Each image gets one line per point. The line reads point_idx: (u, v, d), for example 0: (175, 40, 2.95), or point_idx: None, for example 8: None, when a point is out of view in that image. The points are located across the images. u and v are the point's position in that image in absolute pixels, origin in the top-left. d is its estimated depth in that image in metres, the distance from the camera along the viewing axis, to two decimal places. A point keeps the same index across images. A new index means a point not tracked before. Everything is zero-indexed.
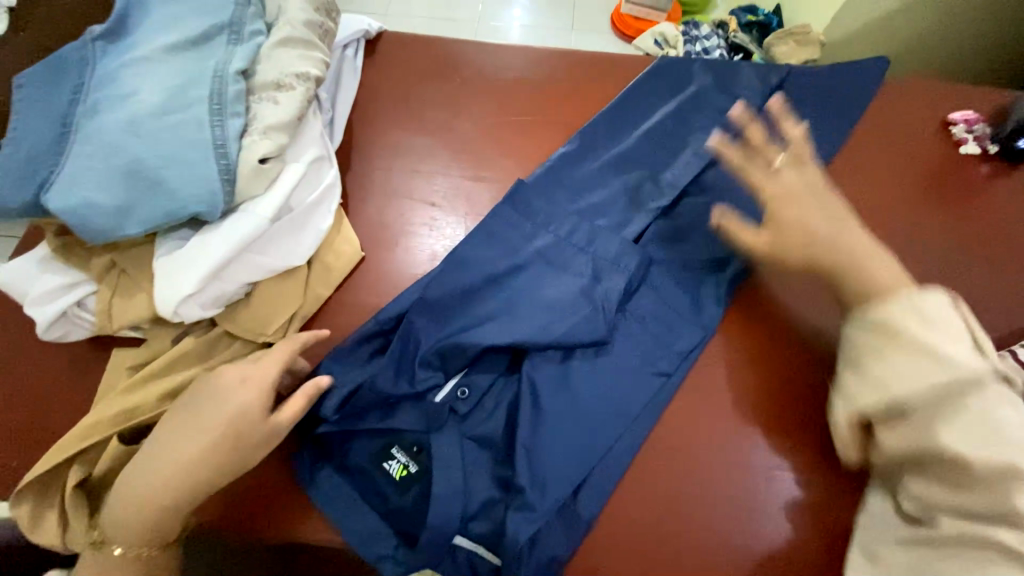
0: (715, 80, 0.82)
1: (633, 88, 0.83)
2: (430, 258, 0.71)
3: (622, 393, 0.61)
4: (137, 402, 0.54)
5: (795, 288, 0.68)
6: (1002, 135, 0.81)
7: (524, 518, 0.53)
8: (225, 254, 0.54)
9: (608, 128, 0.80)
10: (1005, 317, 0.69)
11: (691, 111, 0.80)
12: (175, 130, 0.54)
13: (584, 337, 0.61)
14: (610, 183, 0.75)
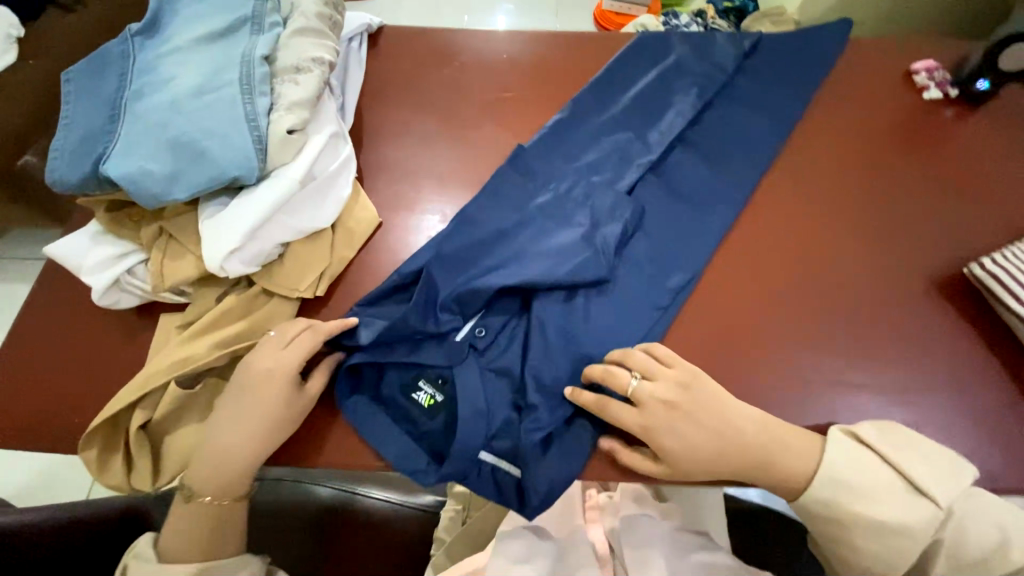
0: (692, 46, 0.89)
1: (616, 61, 0.89)
2: (440, 219, 0.78)
3: (623, 325, 0.68)
4: (190, 352, 0.60)
5: (771, 227, 0.76)
6: (960, 79, 0.87)
7: (535, 427, 0.61)
8: (262, 214, 0.60)
9: (599, 95, 0.87)
10: (973, 239, 0.75)
11: (672, 77, 0.87)
12: (212, 107, 0.61)
13: (586, 276, 0.67)
14: (602, 144, 0.81)
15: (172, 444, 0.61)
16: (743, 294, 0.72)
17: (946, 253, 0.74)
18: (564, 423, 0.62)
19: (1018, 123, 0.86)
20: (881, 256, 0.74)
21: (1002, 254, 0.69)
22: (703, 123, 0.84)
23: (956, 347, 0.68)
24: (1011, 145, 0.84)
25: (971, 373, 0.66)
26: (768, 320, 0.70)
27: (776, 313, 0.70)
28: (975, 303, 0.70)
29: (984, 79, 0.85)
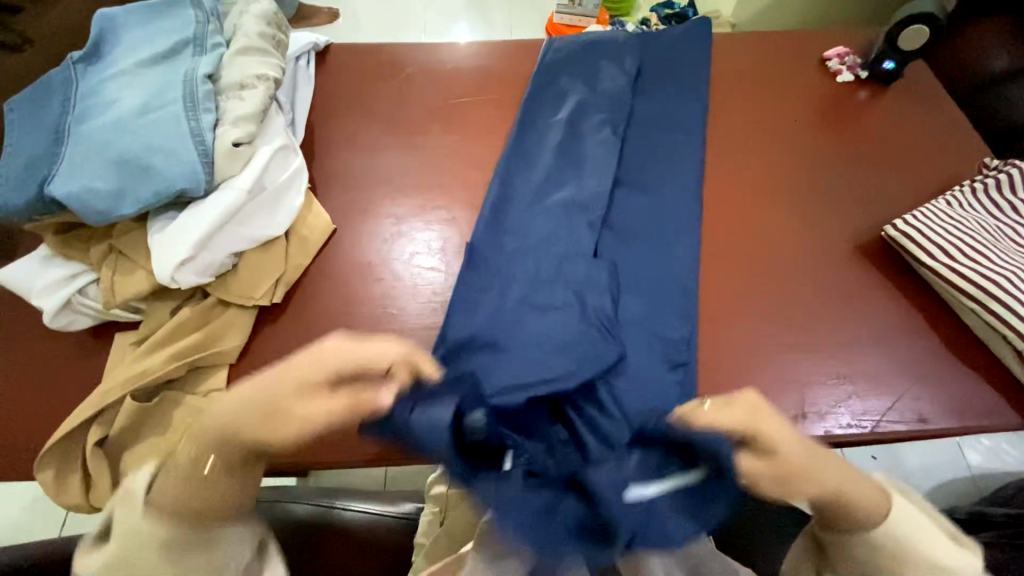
0: (586, 85, 0.90)
1: (522, 117, 0.87)
2: (416, 267, 0.76)
3: (655, 392, 0.63)
4: (147, 367, 0.61)
5: (742, 279, 0.75)
6: (868, 62, 0.95)
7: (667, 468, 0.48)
8: (212, 224, 0.62)
9: (519, 149, 0.84)
10: (889, 205, 0.82)
11: (586, 111, 0.87)
12: (156, 125, 0.62)
13: (600, 366, 0.61)
14: (551, 215, 0.77)
15: (131, 461, 0.61)
16: (717, 329, 0.71)
17: (866, 219, 0.81)
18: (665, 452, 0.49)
19: (923, 99, 0.94)
20: (809, 227, 0.80)
21: (913, 214, 0.75)
22: (629, 160, 0.83)
23: (882, 303, 0.73)
24: (919, 119, 0.92)
25: (897, 326, 0.71)
26: (750, 341, 0.70)
27: (764, 345, 0.70)
28: (895, 262, 0.76)
29: (888, 59, 0.93)
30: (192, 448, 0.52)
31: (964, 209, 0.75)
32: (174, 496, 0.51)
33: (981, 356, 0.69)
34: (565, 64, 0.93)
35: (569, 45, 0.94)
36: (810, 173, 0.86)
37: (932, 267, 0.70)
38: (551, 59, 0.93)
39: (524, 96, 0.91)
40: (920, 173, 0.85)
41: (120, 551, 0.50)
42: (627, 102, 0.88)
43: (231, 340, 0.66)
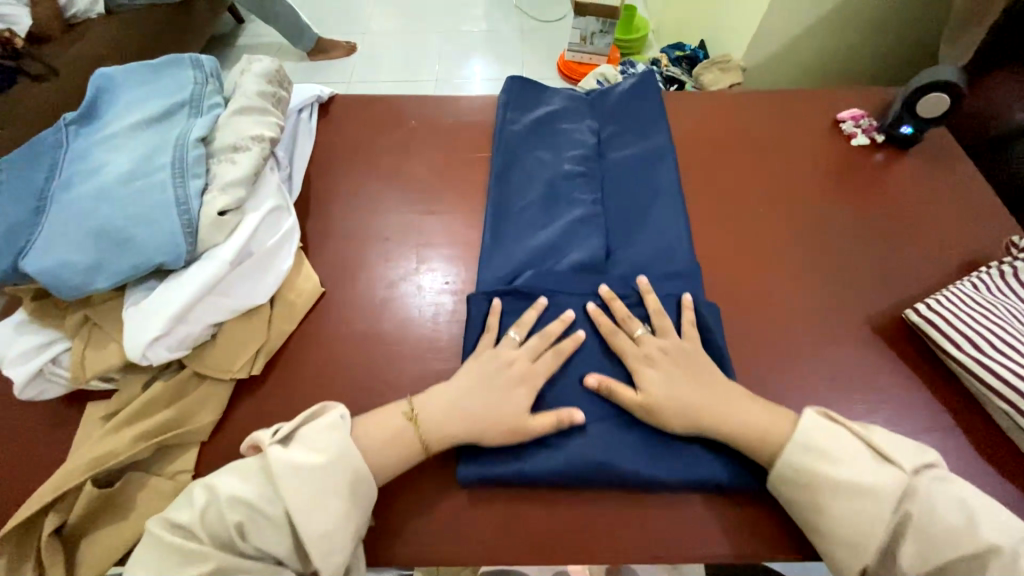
0: (555, 163, 0.87)
1: (494, 197, 0.83)
2: (437, 305, 0.75)
3: (698, 447, 0.61)
4: (110, 447, 0.57)
5: (755, 337, 0.72)
6: (885, 126, 0.92)
7: (686, 464, 0.60)
8: (189, 298, 0.59)
9: (505, 219, 0.81)
10: (909, 283, 0.77)
11: (559, 188, 0.84)
12: (141, 194, 0.61)
13: (644, 462, 0.60)
14: (563, 297, 0.71)
15: (88, 550, 0.56)
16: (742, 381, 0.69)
17: (885, 296, 0.76)
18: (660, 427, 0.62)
19: (944, 167, 0.90)
20: (823, 303, 0.75)
21: (935, 298, 0.70)
22: (624, 224, 0.81)
23: (904, 394, 0.68)
24: (940, 188, 0.87)
25: (920, 421, 0.66)
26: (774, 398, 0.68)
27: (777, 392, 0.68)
28: (917, 346, 0.71)
29: (906, 125, 0.90)
30: (337, 470, 0.55)
31: (991, 294, 0.71)
32: (302, 505, 0.53)
33: (1016, 458, 0.63)
34: (521, 141, 0.90)
35: (522, 119, 0.93)
36: (824, 243, 0.81)
37: (958, 358, 0.65)
38: (510, 138, 0.90)
39: (489, 177, 0.86)
40: (942, 247, 0.80)
41: (225, 509, 0.52)
42: (597, 174, 0.86)
43: (206, 415, 0.63)
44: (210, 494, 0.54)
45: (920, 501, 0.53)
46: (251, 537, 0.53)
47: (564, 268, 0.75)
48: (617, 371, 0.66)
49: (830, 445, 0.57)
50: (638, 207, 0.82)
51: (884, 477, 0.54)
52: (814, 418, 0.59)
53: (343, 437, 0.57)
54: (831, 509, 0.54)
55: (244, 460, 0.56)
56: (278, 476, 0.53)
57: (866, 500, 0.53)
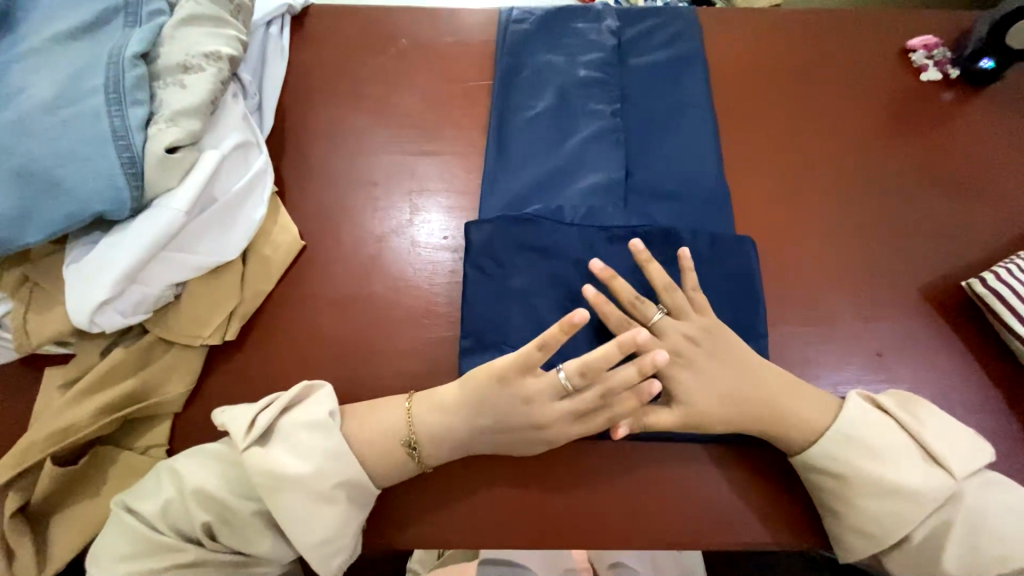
0: (568, 69, 0.77)
1: (498, 111, 0.74)
2: (437, 249, 0.67)
3: None
4: (68, 422, 0.51)
5: (794, 308, 0.64)
6: (962, 58, 0.78)
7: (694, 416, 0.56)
8: (140, 255, 0.50)
9: (512, 144, 0.72)
10: (970, 247, 0.67)
11: (572, 96, 0.75)
12: (68, 125, 0.50)
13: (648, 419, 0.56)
14: (572, 228, 0.63)
15: (61, 528, 0.52)
16: (773, 348, 0.61)
17: (943, 261, 0.66)
18: None
19: (1023, 109, 0.77)
20: (872, 268, 0.66)
21: (1004, 267, 0.61)
22: (647, 164, 0.70)
23: (955, 374, 0.60)
24: (1016, 136, 0.75)
25: (969, 405, 0.59)
26: (808, 366, 0.61)
27: (805, 347, 0.62)
28: (973, 321, 0.63)
29: (988, 57, 0.76)
30: (326, 478, 0.49)
31: None
32: (289, 512, 0.48)
33: None
34: (531, 42, 0.80)
35: (532, 17, 0.81)
36: (878, 198, 0.70)
37: (1023, 337, 0.58)
38: (519, 40, 0.80)
39: (493, 84, 0.77)
40: (1013, 207, 0.70)
41: (192, 505, 0.48)
42: (617, 81, 0.76)
43: (175, 385, 0.56)
44: (179, 487, 0.49)
45: (971, 508, 0.48)
46: (226, 534, 0.48)
47: (572, 190, 0.68)
48: None
49: (870, 428, 0.52)
50: (668, 151, 0.71)
51: (934, 480, 0.49)
52: (860, 408, 0.53)
53: (334, 441, 0.50)
54: (865, 502, 0.50)
55: (217, 448, 0.51)
56: (260, 481, 0.48)
57: (901, 500, 0.49)
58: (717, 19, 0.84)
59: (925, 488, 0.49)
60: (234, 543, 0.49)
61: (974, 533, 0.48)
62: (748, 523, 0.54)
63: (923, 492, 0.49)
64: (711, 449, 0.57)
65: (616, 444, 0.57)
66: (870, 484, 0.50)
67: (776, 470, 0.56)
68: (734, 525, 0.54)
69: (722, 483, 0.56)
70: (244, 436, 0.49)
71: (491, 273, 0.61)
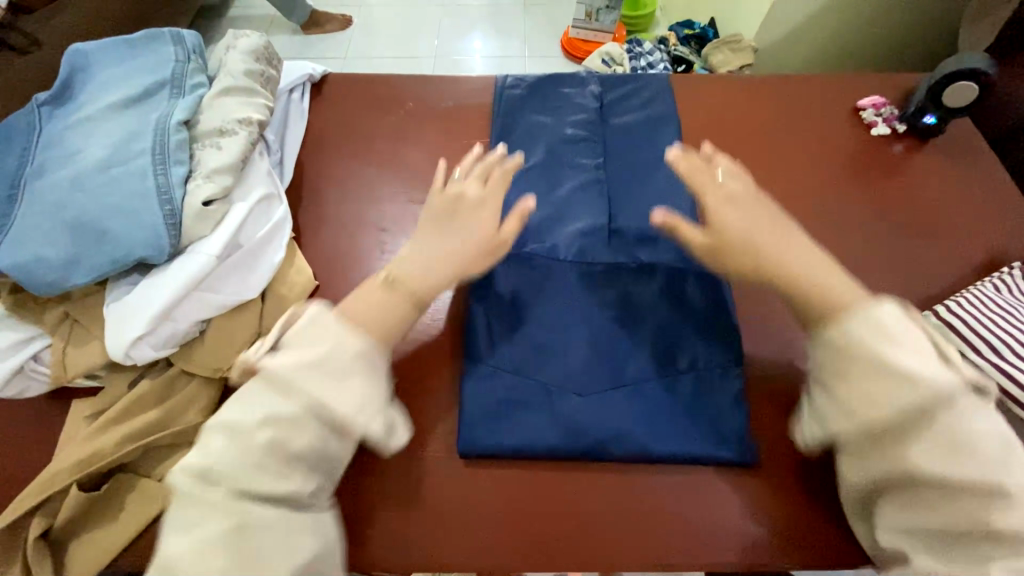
0: (557, 127, 0.86)
1: None
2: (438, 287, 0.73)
3: (696, 424, 0.61)
4: (95, 449, 0.55)
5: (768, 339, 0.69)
6: (907, 115, 0.87)
7: (676, 436, 0.61)
8: (174, 295, 0.56)
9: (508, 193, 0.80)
10: (925, 283, 0.74)
11: (561, 151, 0.84)
12: (118, 183, 0.57)
13: (635, 441, 0.60)
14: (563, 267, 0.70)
15: (79, 552, 0.54)
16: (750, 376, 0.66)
17: (901, 296, 0.73)
18: (655, 400, 0.63)
19: (965, 160, 0.86)
20: None
21: (954, 301, 0.67)
22: (629, 210, 0.78)
23: None
24: (960, 184, 0.83)
25: None
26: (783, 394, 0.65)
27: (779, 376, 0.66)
28: None
29: (930, 114, 0.85)
30: (326, 399, 0.48)
31: (1014, 296, 0.67)
32: (308, 451, 0.48)
33: None
34: (522, 104, 0.90)
35: (524, 83, 0.92)
36: (836, 239, 0.78)
37: (976, 364, 0.63)
38: (514, 103, 0.90)
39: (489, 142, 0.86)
40: (963, 246, 0.77)
41: (219, 511, 0.45)
42: (599, 138, 0.86)
43: (195, 415, 0.60)
44: (203, 497, 0.46)
45: (978, 497, 0.45)
46: (275, 516, 0.47)
47: (563, 232, 0.76)
48: (630, 346, 0.65)
49: (907, 360, 0.47)
50: (649, 198, 0.79)
51: (950, 454, 0.45)
52: (884, 307, 0.50)
53: (321, 355, 0.49)
54: (849, 378, 0.49)
55: (224, 430, 0.48)
56: (269, 434, 0.47)
57: (892, 383, 0.47)
58: (687, 84, 0.95)
59: (925, 408, 0.46)
60: (279, 525, 0.47)
61: (954, 433, 0.45)
62: (729, 542, 0.58)
63: (930, 458, 0.46)
64: (686, 473, 0.61)
65: (604, 468, 0.61)
66: (861, 366, 0.48)
67: (754, 492, 0.60)
68: (716, 545, 0.58)
69: (704, 505, 0.59)
70: (267, 385, 0.49)
71: (489, 309, 0.68)
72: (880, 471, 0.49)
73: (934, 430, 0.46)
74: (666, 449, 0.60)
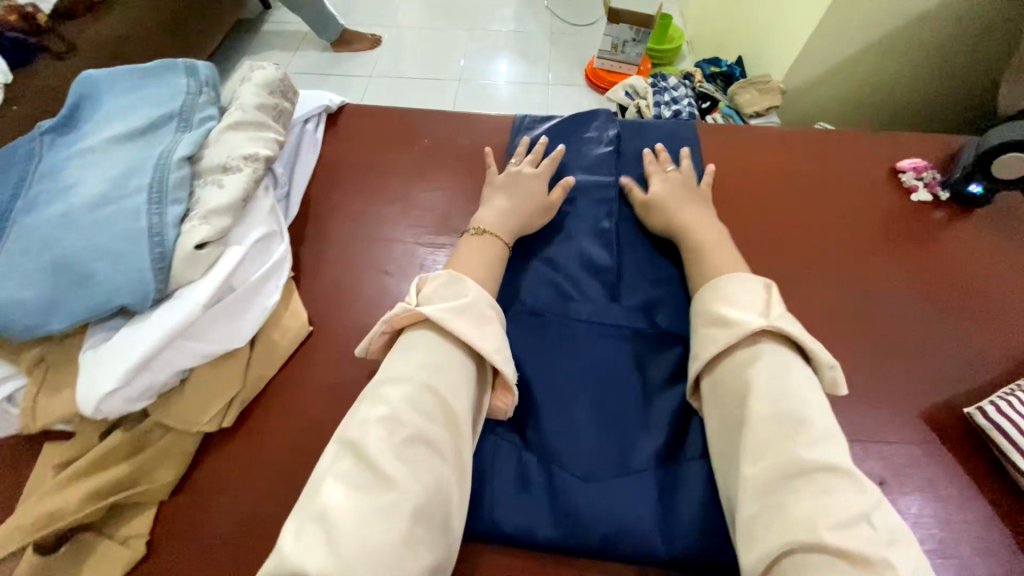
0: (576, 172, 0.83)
1: None
2: None
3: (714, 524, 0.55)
4: (57, 506, 0.51)
5: None
6: (952, 181, 0.82)
7: (691, 536, 0.54)
8: (154, 343, 0.52)
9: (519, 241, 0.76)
10: (972, 370, 0.67)
11: (578, 201, 0.80)
12: (109, 222, 0.54)
13: (645, 537, 0.54)
14: (575, 331, 0.66)
15: None
16: None
17: (943, 383, 0.66)
18: (669, 490, 0.57)
19: (1015, 233, 0.79)
20: (869, 384, 0.66)
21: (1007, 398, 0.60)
22: (647, 269, 0.73)
23: (963, 507, 0.58)
24: (1010, 260, 0.77)
25: (982, 544, 0.55)
26: None
27: None
28: (980, 451, 0.61)
29: (977, 182, 0.80)
30: (448, 393, 0.52)
31: None
32: (425, 446, 0.48)
33: None
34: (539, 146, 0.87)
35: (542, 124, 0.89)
36: (870, 313, 0.72)
37: None
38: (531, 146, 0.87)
39: None
40: (1013, 330, 0.70)
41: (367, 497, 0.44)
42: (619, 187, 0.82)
43: (167, 471, 0.57)
44: (355, 474, 0.46)
45: (821, 465, 0.43)
46: (427, 502, 0.46)
47: (577, 289, 0.71)
48: (643, 425, 0.60)
49: (737, 293, 0.57)
50: (669, 257, 0.74)
51: (789, 423, 0.46)
52: (747, 277, 0.59)
53: (442, 353, 0.54)
54: (734, 378, 0.52)
55: (380, 414, 0.49)
56: (401, 421, 0.48)
57: (768, 387, 0.49)
58: (714, 134, 0.91)
59: (801, 417, 0.46)
60: (440, 511, 0.47)
61: (820, 445, 0.45)
62: None
63: (769, 353, 0.51)
64: None
65: (605, 563, 0.55)
66: (743, 369, 0.51)
67: None
68: None
69: None
70: (396, 374, 0.52)
71: None
72: (766, 478, 0.45)
73: (805, 438, 0.45)
74: (679, 551, 0.53)
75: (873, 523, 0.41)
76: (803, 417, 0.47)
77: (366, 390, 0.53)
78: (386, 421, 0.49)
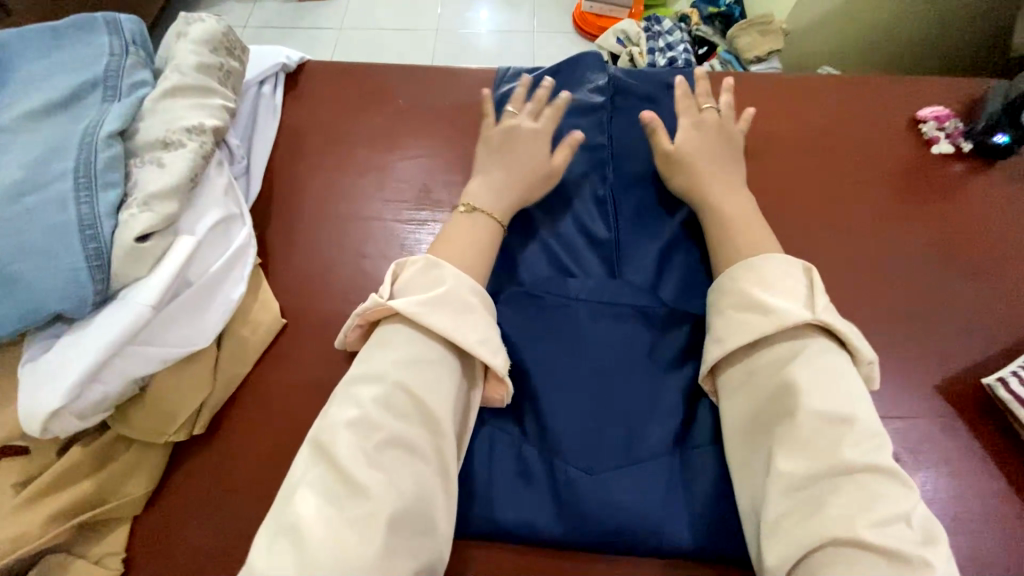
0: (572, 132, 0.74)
1: None
2: None
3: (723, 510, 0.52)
4: (18, 531, 0.46)
5: None
6: (976, 131, 0.76)
7: (701, 524, 0.52)
8: (99, 353, 0.46)
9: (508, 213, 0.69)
10: (990, 336, 0.64)
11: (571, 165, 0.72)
12: (30, 215, 0.47)
13: (654, 529, 0.52)
14: (574, 311, 0.60)
15: None
16: None
17: (960, 352, 0.63)
18: (678, 479, 0.54)
19: None
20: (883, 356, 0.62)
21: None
22: (650, 239, 0.67)
23: (978, 479, 0.56)
24: None
25: (995, 516, 0.54)
26: None
27: None
28: (995, 421, 0.59)
29: (1001, 132, 0.75)
30: (425, 391, 0.47)
31: None
32: (401, 449, 0.44)
33: None
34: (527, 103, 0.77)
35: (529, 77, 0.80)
36: (887, 279, 0.67)
37: None
38: None
39: None
40: None
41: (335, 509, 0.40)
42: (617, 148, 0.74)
43: (138, 484, 0.53)
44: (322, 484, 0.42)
45: (864, 466, 0.42)
46: (407, 509, 0.42)
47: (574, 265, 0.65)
48: (652, 413, 0.55)
49: (775, 277, 0.52)
50: (673, 224, 0.68)
51: (833, 420, 0.44)
52: (785, 258, 0.53)
53: (417, 349, 0.48)
54: (769, 370, 0.48)
55: (351, 417, 0.45)
56: (373, 425, 0.44)
57: (810, 382, 0.45)
58: (718, 84, 0.82)
59: (845, 417, 0.44)
60: (423, 517, 0.43)
61: (864, 446, 0.43)
62: None
63: (811, 347, 0.48)
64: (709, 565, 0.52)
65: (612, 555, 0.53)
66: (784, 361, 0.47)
67: None
68: None
69: None
70: (370, 372, 0.48)
71: None
72: (803, 478, 0.43)
73: (848, 441, 0.43)
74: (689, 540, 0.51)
75: (911, 523, 0.40)
76: (846, 417, 0.44)
77: (337, 388, 0.48)
78: (356, 426, 0.44)
